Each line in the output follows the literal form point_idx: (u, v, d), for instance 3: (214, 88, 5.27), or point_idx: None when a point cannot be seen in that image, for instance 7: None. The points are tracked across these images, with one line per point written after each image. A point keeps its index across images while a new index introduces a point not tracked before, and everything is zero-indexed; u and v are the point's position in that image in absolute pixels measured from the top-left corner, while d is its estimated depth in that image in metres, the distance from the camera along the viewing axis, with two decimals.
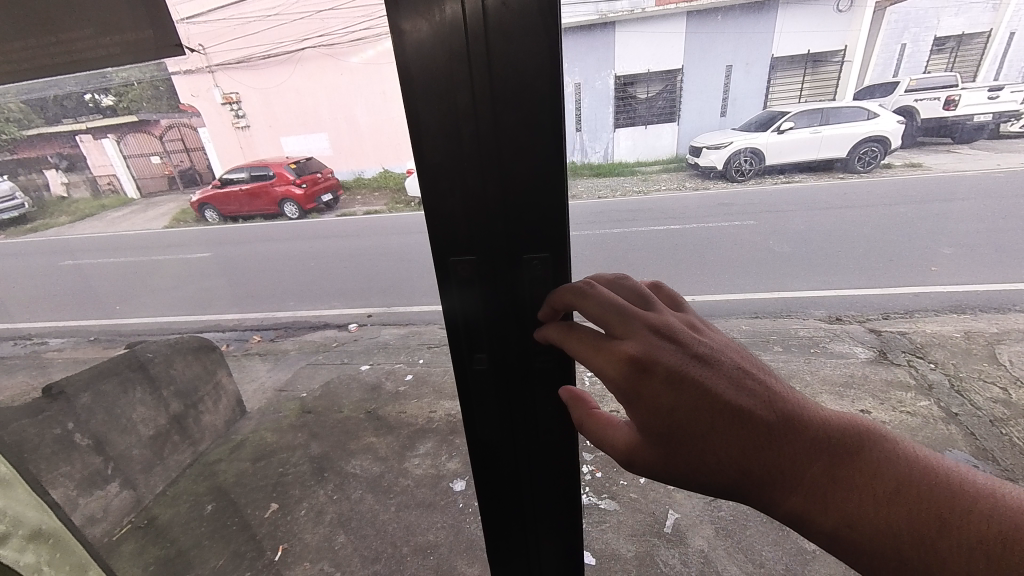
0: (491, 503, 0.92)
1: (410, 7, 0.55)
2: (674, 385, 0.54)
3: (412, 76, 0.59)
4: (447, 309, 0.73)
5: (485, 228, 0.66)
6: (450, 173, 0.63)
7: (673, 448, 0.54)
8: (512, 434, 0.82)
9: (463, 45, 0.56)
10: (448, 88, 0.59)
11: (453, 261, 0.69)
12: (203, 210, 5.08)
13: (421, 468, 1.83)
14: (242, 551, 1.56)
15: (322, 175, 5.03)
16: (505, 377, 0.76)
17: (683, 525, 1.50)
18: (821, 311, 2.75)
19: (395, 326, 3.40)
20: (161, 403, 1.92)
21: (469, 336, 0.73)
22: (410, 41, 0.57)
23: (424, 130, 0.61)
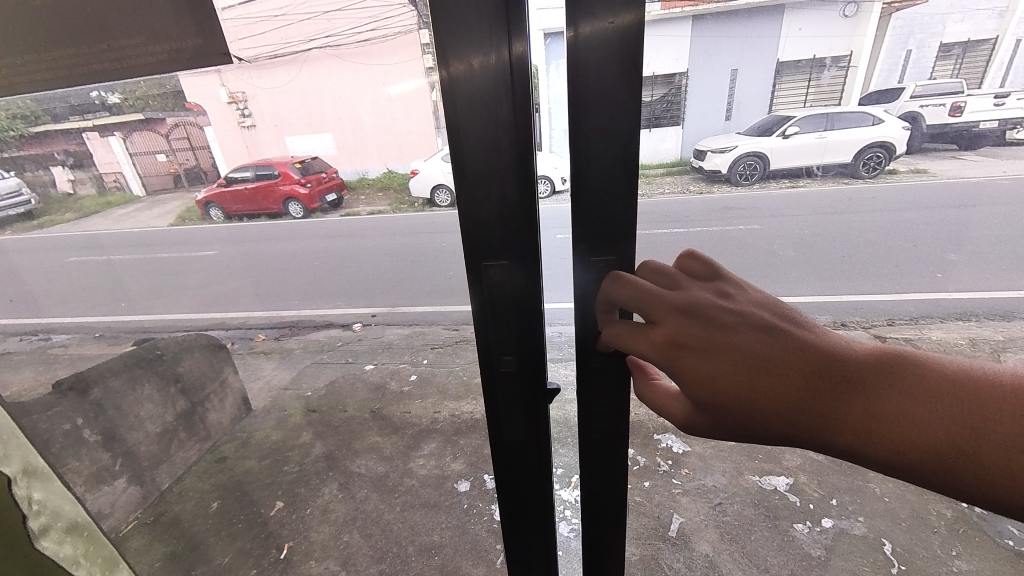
0: (511, 491, 1.03)
1: (465, 47, 0.66)
2: (704, 352, 0.64)
3: (460, 97, 0.70)
4: (480, 318, 0.84)
5: (517, 233, 0.78)
6: (489, 181, 0.74)
7: (723, 410, 0.64)
8: (535, 427, 0.93)
9: (506, 71, 0.67)
10: (491, 107, 0.69)
11: (489, 261, 0.80)
12: (208, 209, 4.46)
13: (425, 469, 1.83)
14: (249, 548, 1.57)
15: (327, 174, 4.33)
16: (530, 374, 0.88)
17: (687, 529, 1.51)
18: (826, 317, 3.08)
19: (400, 327, 3.42)
20: (168, 400, 1.93)
21: (502, 344, 0.84)
22: (460, 67, 0.68)
23: (467, 147, 0.72)
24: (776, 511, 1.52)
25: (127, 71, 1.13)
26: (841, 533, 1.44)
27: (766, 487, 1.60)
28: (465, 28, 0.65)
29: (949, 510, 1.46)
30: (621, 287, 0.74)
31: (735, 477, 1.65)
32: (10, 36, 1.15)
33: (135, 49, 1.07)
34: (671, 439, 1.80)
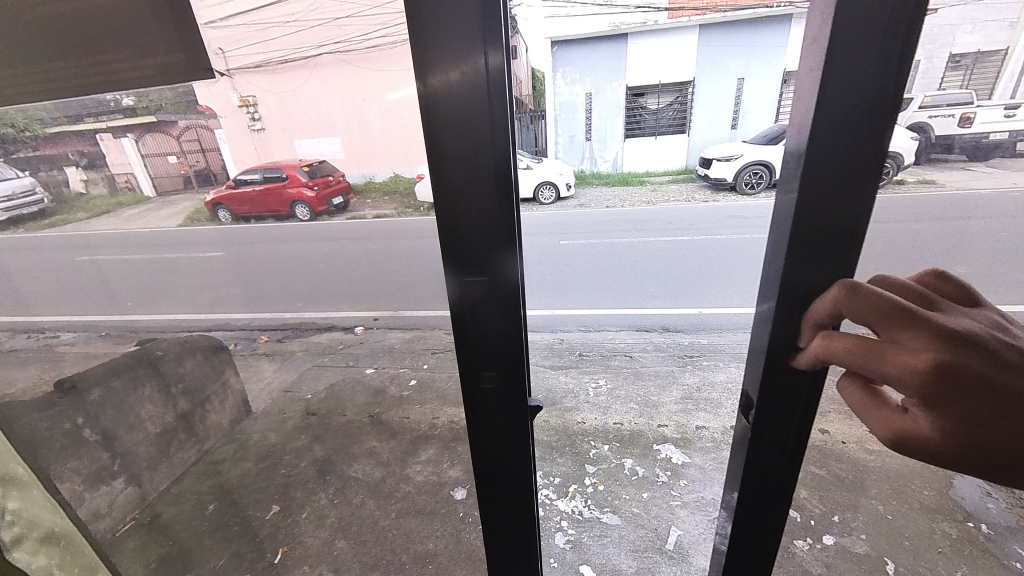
0: (494, 512, 0.97)
1: (443, 61, 0.60)
2: (985, 393, 0.42)
3: (437, 110, 0.63)
4: (459, 333, 0.77)
5: (498, 249, 0.70)
6: (468, 194, 0.67)
7: (982, 470, 0.43)
8: (518, 448, 0.87)
9: (484, 84, 0.60)
10: (468, 119, 0.62)
11: (469, 279, 0.73)
12: (217, 209, 5.23)
13: (423, 474, 1.83)
14: (243, 552, 1.55)
15: (333, 178, 5.24)
16: (512, 394, 0.81)
17: (686, 543, 1.46)
18: None
19: (401, 331, 3.44)
20: (169, 401, 1.92)
21: (483, 359, 0.78)
22: (436, 80, 0.61)
23: (446, 159, 0.65)
24: None
25: (114, 82, 1.17)
26: (843, 551, 1.41)
27: None
28: (436, 35, 0.58)
29: (953, 529, 1.44)
30: (867, 290, 0.48)
31: None
32: (14, 45, 1.18)
33: (124, 64, 1.12)
34: (670, 450, 1.86)
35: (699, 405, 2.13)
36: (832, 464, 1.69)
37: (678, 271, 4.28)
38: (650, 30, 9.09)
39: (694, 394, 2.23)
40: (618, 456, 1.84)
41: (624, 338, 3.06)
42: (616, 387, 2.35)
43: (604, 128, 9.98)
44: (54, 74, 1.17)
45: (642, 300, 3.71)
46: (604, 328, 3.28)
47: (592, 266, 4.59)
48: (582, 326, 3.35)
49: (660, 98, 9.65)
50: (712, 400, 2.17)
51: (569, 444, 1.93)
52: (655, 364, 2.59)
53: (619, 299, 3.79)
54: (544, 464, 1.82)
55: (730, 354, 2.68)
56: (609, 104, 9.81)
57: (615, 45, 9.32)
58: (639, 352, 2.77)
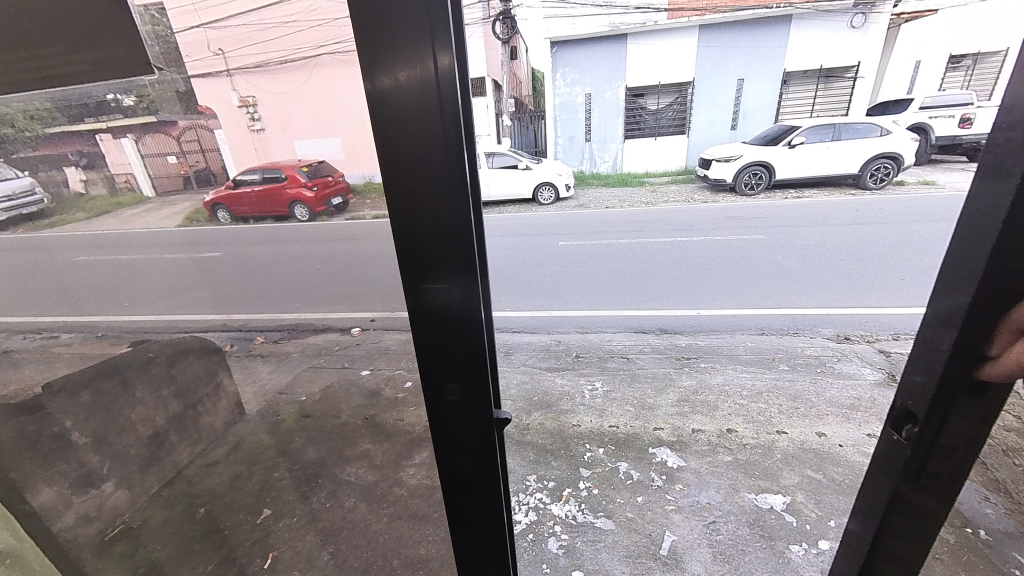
0: (466, 528, 0.95)
1: (391, 63, 0.59)
2: None
3: (388, 113, 0.62)
4: (420, 342, 0.76)
5: (456, 256, 0.69)
6: (423, 199, 0.65)
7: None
8: (485, 462, 0.85)
9: (434, 87, 0.59)
10: (418, 122, 0.61)
11: (426, 285, 0.71)
12: (215, 209, 4.70)
13: (416, 478, 1.81)
14: (231, 557, 1.54)
15: (334, 179, 4.95)
16: (477, 406, 0.79)
17: (680, 548, 1.44)
18: (831, 330, 3.01)
19: (398, 332, 3.42)
20: (161, 403, 1.89)
21: (444, 368, 0.76)
22: (384, 80, 0.60)
23: (399, 162, 0.64)
24: (771, 531, 1.47)
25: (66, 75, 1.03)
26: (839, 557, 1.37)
27: (761, 506, 1.56)
28: (383, 34, 0.57)
29: (951, 535, 1.43)
30: None
31: (730, 495, 1.61)
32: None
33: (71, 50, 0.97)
34: (666, 454, 1.83)
35: (695, 408, 2.12)
36: (829, 469, 1.69)
37: (676, 273, 4.27)
38: (650, 31, 9.08)
39: (690, 397, 2.22)
40: (613, 459, 1.83)
41: (621, 340, 3.04)
42: (612, 389, 2.34)
43: (603, 129, 9.97)
44: (40, 65, 1.18)
45: (641, 300, 3.72)
46: (602, 330, 3.25)
47: (590, 267, 4.58)
48: (579, 327, 3.33)
49: (660, 99, 9.65)
50: (708, 403, 2.15)
51: (563, 447, 1.92)
52: (652, 366, 2.58)
53: (617, 301, 3.77)
54: (538, 468, 1.81)
55: (726, 356, 2.67)
56: (609, 105, 9.80)
57: (615, 47, 9.32)
58: (636, 354, 2.76)
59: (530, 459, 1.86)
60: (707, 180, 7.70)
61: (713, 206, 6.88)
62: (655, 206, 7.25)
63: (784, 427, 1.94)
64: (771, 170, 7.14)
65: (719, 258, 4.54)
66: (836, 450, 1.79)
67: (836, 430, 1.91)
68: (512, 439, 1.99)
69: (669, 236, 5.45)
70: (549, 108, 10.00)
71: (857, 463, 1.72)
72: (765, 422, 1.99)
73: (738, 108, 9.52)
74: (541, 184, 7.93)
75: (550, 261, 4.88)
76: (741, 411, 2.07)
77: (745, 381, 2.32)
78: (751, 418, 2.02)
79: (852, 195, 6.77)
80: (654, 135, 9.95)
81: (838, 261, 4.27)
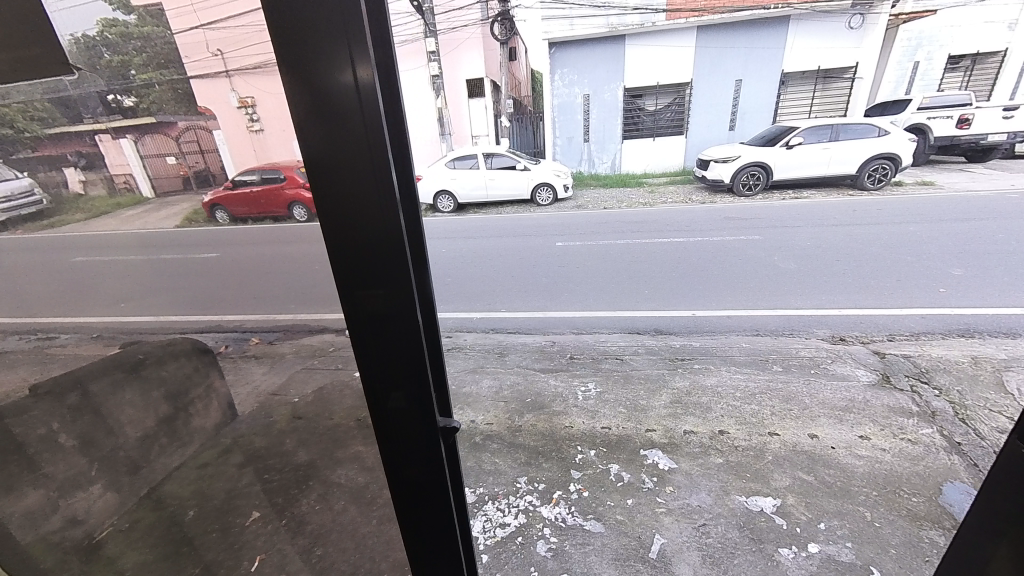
0: (419, 537, 0.95)
1: (308, 76, 0.59)
2: None
3: (310, 126, 0.62)
4: (359, 352, 0.77)
5: (387, 268, 0.69)
6: (350, 210, 0.66)
7: None
8: (432, 471, 0.86)
9: (353, 99, 0.60)
10: (339, 134, 0.62)
11: (362, 293, 0.71)
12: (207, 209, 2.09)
13: None
14: (220, 561, 1.54)
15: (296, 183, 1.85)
16: (419, 415, 0.80)
17: (670, 551, 1.43)
18: (825, 331, 3.00)
19: None
20: (150, 405, 1.83)
21: (385, 373, 0.77)
22: (303, 93, 0.60)
23: (324, 175, 0.65)
24: (760, 534, 1.46)
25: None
26: (828, 560, 1.36)
27: (752, 509, 1.55)
28: (301, 44, 0.57)
29: (942, 537, 1.42)
30: None
31: (721, 497, 1.60)
32: None
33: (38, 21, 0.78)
34: (657, 456, 1.83)
35: (688, 410, 2.11)
36: (821, 471, 1.69)
37: (672, 273, 4.26)
38: (649, 32, 9.07)
39: (683, 398, 2.21)
40: (605, 461, 1.82)
41: (616, 341, 3.03)
42: (605, 391, 2.33)
43: (602, 130, 9.97)
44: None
45: (637, 301, 3.73)
46: (597, 331, 3.25)
47: (587, 268, 4.58)
48: (575, 328, 3.34)
49: (658, 99, 9.65)
50: (701, 405, 2.14)
51: (555, 449, 1.91)
52: (646, 367, 2.58)
53: (613, 301, 3.76)
54: (529, 470, 1.80)
55: (720, 357, 2.66)
56: (607, 105, 9.80)
57: (613, 47, 9.32)
58: (631, 355, 2.76)
59: (521, 461, 1.86)
60: (705, 180, 7.69)
61: (710, 206, 6.88)
62: (653, 206, 7.26)
63: (776, 429, 1.94)
64: (768, 170, 7.14)
65: (716, 259, 4.54)
66: (829, 451, 1.79)
67: (829, 431, 1.90)
68: (503, 441, 1.98)
69: (667, 237, 5.46)
70: (547, 109, 9.99)
71: (848, 465, 1.72)
72: (757, 423, 1.98)
73: (736, 108, 9.52)
74: (539, 185, 7.92)
75: (548, 262, 4.88)
76: (734, 413, 2.06)
77: (738, 382, 2.32)
78: (744, 419, 2.01)
79: (849, 196, 6.77)
80: (652, 135, 9.95)
81: (834, 261, 4.27)
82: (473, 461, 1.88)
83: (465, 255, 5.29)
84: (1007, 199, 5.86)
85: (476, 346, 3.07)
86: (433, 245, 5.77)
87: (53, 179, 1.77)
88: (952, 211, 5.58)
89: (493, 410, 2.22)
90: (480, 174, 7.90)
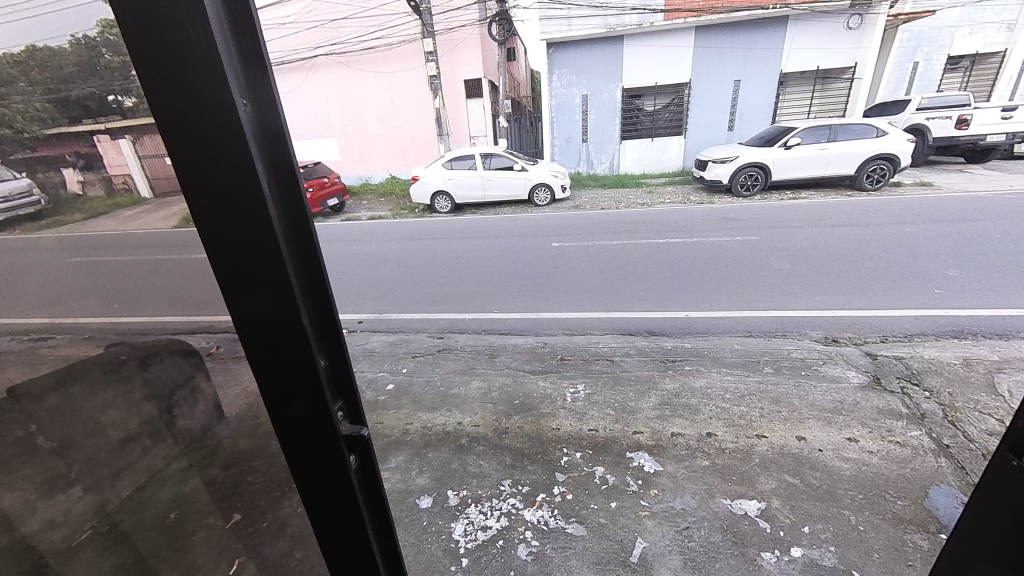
0: (336, 553, 0.89)
1: (153, 59, 0.54)
2: None
3: (167, 113, 0.58)
4: (251, 356, 0.72)
5: (264, 265, 0.65)
6: (219, 205, 0.62)
7: None
8: (340, 484, 0.80)
9: (198, 79, 0.54)
10: (193, 120, 0.57)
11: (246, 295, 0.68)
12: None
13: (389, 482, 1.79)
14: None
15: None
16: (318, 425, 0.75)
17: (651, 555, 1.42)
18: (818, 333, 2.98)
19: (385, 334, 3.40)
20: (133, 403, 1.38)
21: (276, 380, 0.73)
22: (151, 74, 0.56)
23: (188, 165, 0.60)
24: (743, 538, 1.45)
25: None
26: (811, 564, 1.35)
27: (735, 512, 1.54)
28: (146, 29, 0.53)
29: (926, 541, 1.40)
30: None
31: (705, 500, 1.59)
32: None
33: None
34: (643, 459, 1.81)
35: (676, 412, 2.09)
36: (807, 473, 1.68)
37: (667, 274, 4.25)
38: (647, 32, 9.06)
39: (671, 400, 2.19)
40: (590, 464, 1.80)
41: (608, 342, 3.02)
42: (594, 392, 2.31)
43: (600, 130, 9.95)
44: None
45: (631, 302, 3.71)
46: (589, 332, 3.23)
47: (583, 269, 4.57)
48: (567, 329, 3.32)
49: (656, 100, 9.66)
50: (690, 406, 2.12)
51: (541, 452, 1.89)
52: (636, 368, 2.56)
53: (607, 302, 3.74)
54: (513, 473, 1.78)
55: (711, 358, 2.64)
56: (605, 105, 9.78)
57: (611, 47, 9.31)
58: (621, 356, 2.75)
59: (506, 463, 1.85)
60: (703, 180, 7.68)
61: (708, 207, 6.87)
62: (651, 207, 7.23)
63: (764, 431, 1.92)
64: (766, 170, 7.12)
65: (711, 260, 4.53)
66: (815, 454, 1.77)
67: (817, 434, 1.89)
68: (489, 443, 1.97)
69: (663, 238, 5.44)
70: (545, 109, 9.95)
71: (836, 467, 1.70)
72: (745, 425, 1.96)
73: (735, 108, 9.51)
74: (536, 186, 7.90)
75: (543, 262, 4.86)
76: (722, 415, 2.05)
77: (728, 384, 2.30)
78: (732, 422, 1.99)
79: (847, 196, 6.75)
80: (650, 136, 9.94)
81: (830, 262, 4.25)
82: (457, 463, 1.86)
83: (461, 256, 5.29)
84: (1005, 200, 5.83)
85: (467, 347, 3.05)
86: (429, 246, 5.76)
87: (52, 180, 0.92)
88: (949, 211, 5.56)
89: (480, 412, 2.21)
90: (477, 175, 7.88)
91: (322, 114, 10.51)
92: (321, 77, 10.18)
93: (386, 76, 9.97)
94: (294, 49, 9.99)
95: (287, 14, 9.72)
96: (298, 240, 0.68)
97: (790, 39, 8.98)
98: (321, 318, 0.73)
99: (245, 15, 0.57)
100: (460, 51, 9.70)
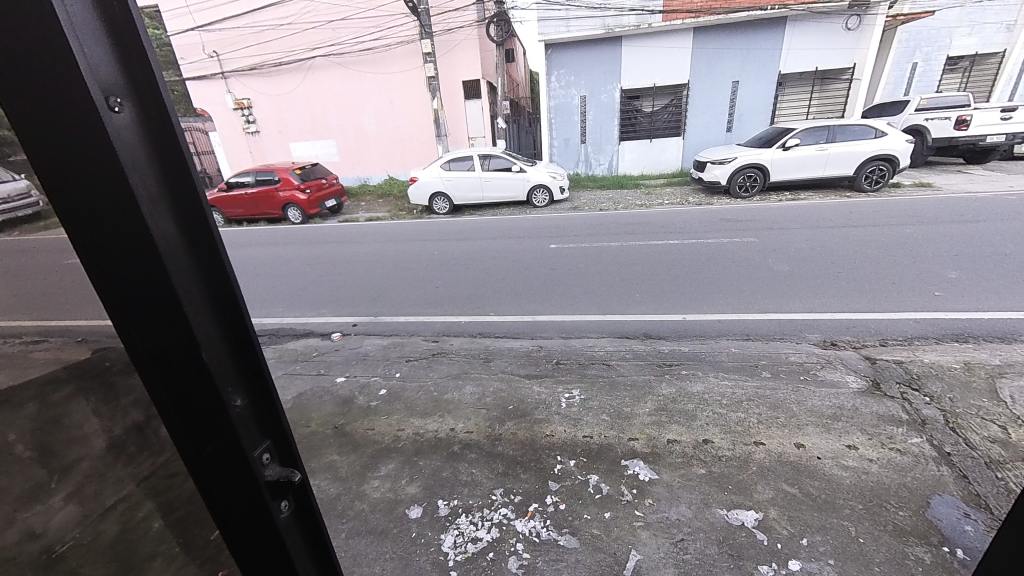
0: None
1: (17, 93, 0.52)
2: None
3: (42, 149, 0.56)
4: (161, 396, 0.70)
5: (162, 302, 0.63)
6: (109, 241, 0.60)
7: None
8: (264, 529, 0.76)
9: (67, 111, 0.52)
10: (69, 156, 0.55)
11: (145, 335, 0.65)
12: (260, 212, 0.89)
13: (379, 491, 1.75)
14: None
15: None
16: (233, 467, 0.72)
17: (645, 568, 1.38)
18: (817, 336, 2.95)
19: (379, 337, 3.37)
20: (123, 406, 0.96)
21: (185, 423, 0.69)
22: (22, 110, 0.54)
23: (73, 202, 0.58)
24: (740, 550, 1.41)
25: None
26: None
27: (732, 523, 1.50)
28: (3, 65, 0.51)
29: (927, 554, 1.36)
30: None
31: (701, 511, 1.55)
32: None
33: None
34: (639, 467, 1.77)
35: (673, 418, 2.06)
36: (805, 482, 1.64)
37: (665, 276, 4.22)
38: (645, 33, 9.03)
39: (668, 405, 2.16)
40: (584, 472, 1.76)
41: (604, 345, 2.98)
42: (590, 398, 2.27)
43: (598, 131, 9.92)
44: None
45: (628, 304, 3.67)
46: (586, 335, 3.19)
47: (580, 271, 4.53)
48: (563, 332, 3.28)
49: (655, 101, 9.63)
50: (687, 412, 2.09)
51: (534, 459, 1.86)
52: (633, 373, 2.52)
53: (604, 305, 3.70)
54: (505, 481, 1.75)
55: (709, 363, 2.60)
56: (604, 106, 9.74)
57: (609, 48, 9.27)
58: (618, 361, 2.70)
59: (498, 471, 1.81)
60: (702, 181, 7.66)
61: (707, 208, 6.83)
62: (649, 208, 7.19)
63: (761, 438, 1.88)
64: (765, 171, 7.09)
65: (710, 262, 4.49)
66: (814, 462, 1.73)
67: (816, 441, 1.85)
68: (481, 450, 1.93)
69: (661, 239, 5.40)
70: (544, 110, 9.91)
71: (835, 476, 1.66)
72: (742, 432, 1.93)
73: (733, 109, 9.48)
74: (535, 187, 7.86)
75: (540, 264, 4.82)
76: (719, 421, 2.01)
77: (725, 390, 2.26)
78: (729, 428, 1.96)
79: (846, 197, 6.73)
80: (649, 136, 9.90)
81: (829, 264, 4.21)
82: (449, 471, 1.82)
83: (457, 257, 5.25)
84: (1005, 201, 5.81)
85: (462, 351, 3.01)
86: (426, 248, 5.72)
87: None
88: (949, 212, 5.54)
89: (473, 418, 2.17)
90: (475, 176, 7.85)
91: (320, 115, 10.47)
92: (319, 78, 10.14)
93: (384, 77, 9.94)
94: (291, 50, 9.95)
95: (284, 15, 9.68)
96: (201, 271, 0.66)
97: (789, 40, 8.95)
98: (233, 351, 0.71)
99: (128, 50, 0.56)
100: (458, 52, 9.67)
